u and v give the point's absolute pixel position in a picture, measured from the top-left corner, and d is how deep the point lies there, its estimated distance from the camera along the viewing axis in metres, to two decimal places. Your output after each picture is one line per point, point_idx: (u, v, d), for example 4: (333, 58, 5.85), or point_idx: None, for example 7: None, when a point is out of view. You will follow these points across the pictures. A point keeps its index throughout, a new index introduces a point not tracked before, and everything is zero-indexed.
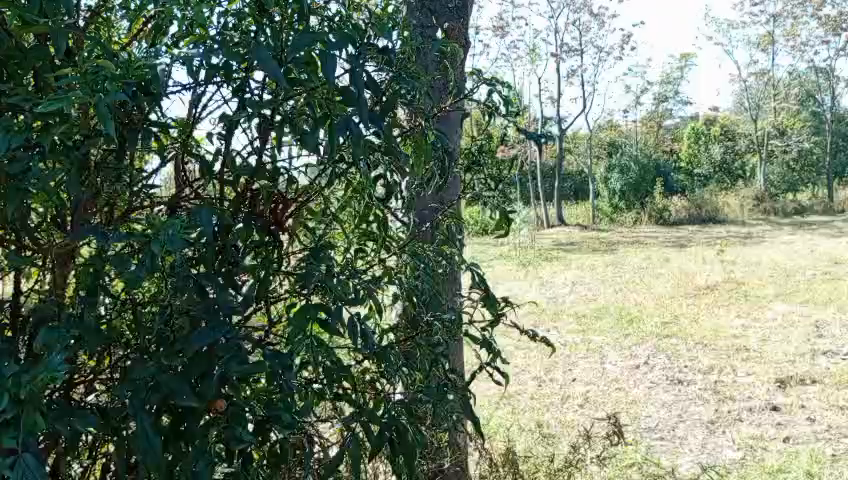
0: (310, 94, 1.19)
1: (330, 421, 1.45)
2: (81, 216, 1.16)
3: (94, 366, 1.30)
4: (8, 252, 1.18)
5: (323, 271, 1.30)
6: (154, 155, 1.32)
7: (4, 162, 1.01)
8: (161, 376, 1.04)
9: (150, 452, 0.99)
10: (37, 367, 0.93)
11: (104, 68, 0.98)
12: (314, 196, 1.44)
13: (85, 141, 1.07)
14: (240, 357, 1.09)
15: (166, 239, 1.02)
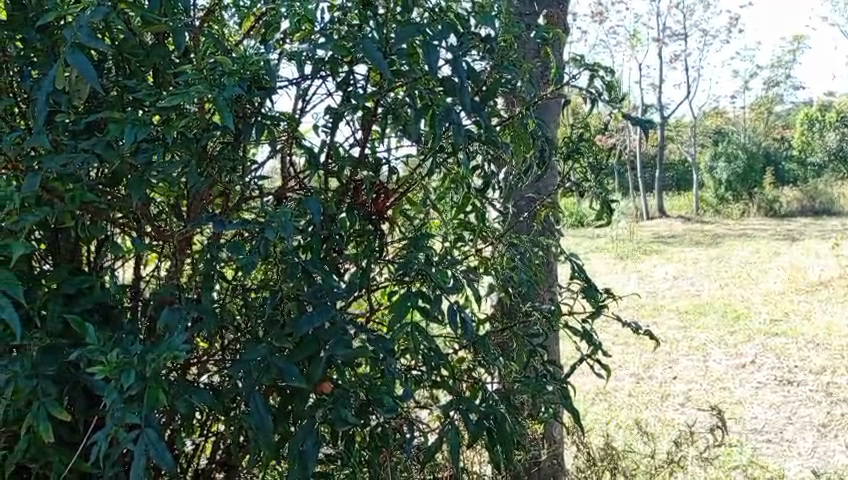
0: (415, 83, 1.20)
1: (429, 409, 1.47)
2: (198, 205, 1.28)
3: (207, 348, 1.37)
4: (132, 239, 1.27)
5: (423, 260, 1.31)
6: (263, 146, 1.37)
7: (130, 155, 1.09)
8: (271, 358, 1.11)
9: (262, 427, 1.09)
10: (160, 346, 0.99)
11: (221, 63, 1.05)
12: (413, 187, 1.46)
13: (207, 133, 1.13)
14: (344, 341, 1.14)
15: (280, 227, 1.08)
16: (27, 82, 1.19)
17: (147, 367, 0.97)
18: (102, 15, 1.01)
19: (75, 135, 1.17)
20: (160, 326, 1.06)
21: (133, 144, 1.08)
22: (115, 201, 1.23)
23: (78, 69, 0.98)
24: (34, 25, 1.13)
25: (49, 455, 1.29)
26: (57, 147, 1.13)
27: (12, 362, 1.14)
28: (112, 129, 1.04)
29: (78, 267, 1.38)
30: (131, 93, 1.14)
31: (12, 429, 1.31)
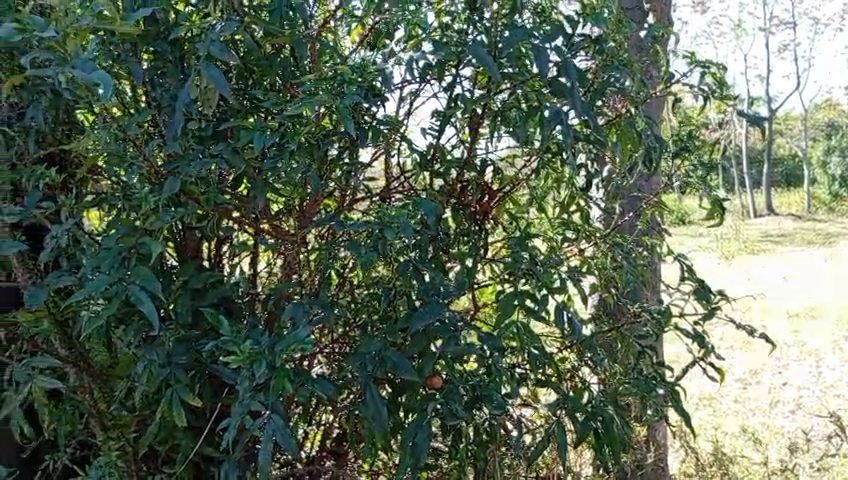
0: (523, 86, 1.22)
1: (533, 406, 1.48)
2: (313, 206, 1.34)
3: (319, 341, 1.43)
4: (255, 238, 1.35)
5: (528, 259, 1.33)
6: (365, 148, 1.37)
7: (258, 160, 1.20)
8: (386, 351, 1.17)
9: (377, 418, 1.14)
10: (286, 338, 1.09)
11: (342, 73, 1.15)
12: (518, 186, 1.47)
13: (326, 138, 1.20)
14: (456, 337, 1.19)
15: (400, 228, 1.16)
16: (156, 92, 1.28)
17: (276, 356, 1.08)
18: (232, 29, 1.09)
19: (204, 141, 1.25)
20: (286, 318, 1.18)
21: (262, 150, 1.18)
22: (241, 202, 1.32)
23: (213, 80, 1.08)
24: (168, 39, 1.21)
25: (177, 438, 1.40)
26: (190, 154, 1.23)
27: (149, 351, 1.25)
28: (243, 137, 1.13)
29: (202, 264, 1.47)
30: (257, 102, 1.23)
31: (144, 414, 1.42)
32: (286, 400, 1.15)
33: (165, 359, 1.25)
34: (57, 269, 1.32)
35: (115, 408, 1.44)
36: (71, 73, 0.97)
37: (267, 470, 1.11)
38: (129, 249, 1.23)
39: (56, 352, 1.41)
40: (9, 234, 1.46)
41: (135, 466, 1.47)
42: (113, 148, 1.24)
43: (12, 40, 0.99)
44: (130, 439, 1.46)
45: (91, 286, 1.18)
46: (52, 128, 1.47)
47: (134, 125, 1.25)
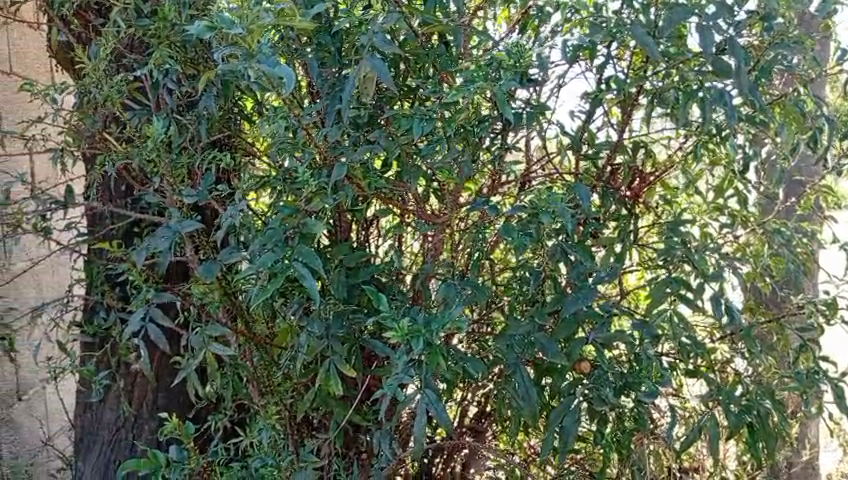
0: (681, 66, 1.21)
1: (680, 395, 1.46)
2: (454, 192, 1.41)
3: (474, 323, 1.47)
4: (414, 221, 1.45)
5: (683, 246, 1.30)
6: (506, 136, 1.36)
7: (419, 146, 1.29)
8: (536, 334, 1.21)
9: (527, 400, 1.19)
10: (441, 317, 1.16)
11: (499, 60, 1.20)
12: (671, 170, 1.42)
13: (480, 125, 1.27)
14: (608, 324, 1.21)
15: (557, 213, 1.17)
16: (319, 82, 1.33)
17: (433, 334, 1.14)
18: (393, 21, 1.19)
19: (360, 128, 1.35)
20: (439, 297, 1.26)
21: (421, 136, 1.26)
22: (396, 185, 1.39)
23: (377, 72, 1.17)
24: (331, 31, 1.29)
25: (331, 406, 1.49)
26: (353, 143, 1.34)
27: (310, 323, 1.34)
28: (404, 124, 1.23)
29: (353, 242, 1.55)
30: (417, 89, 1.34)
31: (301, 382, 1.52)
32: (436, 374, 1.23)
33: (323, 331, 1.34)
34: (228, 246, 1.44)
35: (275, 375, 1.56)
36: (259, 69, 1.07)
37: (422, 441, 1.19)
38: (292, 229, 1.32)
39: (224, 321, 1.55)
40: (184, 213, 1.61)
41: (292, 430, 1.59)
42: (288, 135, 1.34)
43: (201, 35, 1.09)
44: (287, 404, 1.57)
45: (261, 262, 1.27)
46: (221, 114, 1.60)
47: (309, 113, 1.36)
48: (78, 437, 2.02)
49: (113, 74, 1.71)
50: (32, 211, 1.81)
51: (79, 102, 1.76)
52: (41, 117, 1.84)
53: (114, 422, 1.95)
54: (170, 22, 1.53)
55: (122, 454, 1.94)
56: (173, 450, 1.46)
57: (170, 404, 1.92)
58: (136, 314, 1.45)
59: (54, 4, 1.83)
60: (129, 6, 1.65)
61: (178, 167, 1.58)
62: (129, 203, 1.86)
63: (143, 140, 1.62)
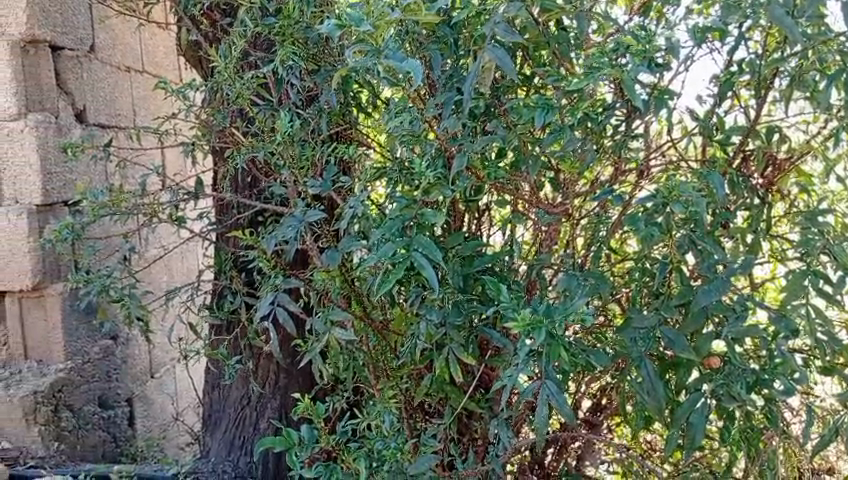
0: (821, 46, 1.12)
1: (815, 394, 1.38)
2: (569, 183, 1.42)
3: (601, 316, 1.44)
4: (536, 212, 1.44)
5: (823, 236, 1.22)
6: (634, 121, 1.31)
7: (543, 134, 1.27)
8: (663, 328, 1.21)
9: (653, 394, 1.20)
10: (567, 309, 1.16)
11: (630, 45, 1.17)
12: (808, 156, 1.34)
13: (606, 113, 1.26)
14: (742, 317, 1.17)
15: (690, 202, 1.13)
16: (438, 73, 1.34)
17: (556, 324, 1.14)
18: (515, 10, 1.17)
19: (476, 118, 1.36)
20: (560, 288, 1.28)
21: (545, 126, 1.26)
22: (513, 175, 1.38)
23: (500, 63, 1.16)
24: (451, 21, 1.27)
25: (447, 392, 1.53)
26: (473, 134, 1.35)
27: (429, 311, 1.38)
28: (526, 114, 1.23)
29: (467, 231, 1.55)
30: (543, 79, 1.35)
31: (417, 368, 1.56)
32: (556, 365, 1.23)
33: (442, 319, 1.38)
34: (350, 235, 1.50)
35: (393, 361, 1.60)
36: (387, 62, 1.15)
37: (545, 432, 1.19)
38: (409, 220, 1.32)
39: (343, 305, 1.59)
40: (308, 203, 1.68)
41: (408, 414, 1.62)
42: (407, 126, 1.36)
43: (334, 33, 1.18)
44: (403, 388, 1.60)
45: (381, 252, 1.30)
46: (340, 106, 1.67)
47: (432, 106, 1.36)
48: (206, 413, 2.15)
49: (242, 72, 1.81)
50: (167, 202, 1.94)
51: (209, 98, 1.87)
52: (175, 114, 1.97)
53: (239, 400, 2.08)
54: (295, 20, 1.62)
55: (246, 431, 2.05)
56: (305, 430, 1.50)
57: (290, 385, 2.02)
58: (265, 300, 1.56)
59: (185, 6, 1.95)
60: (254, 6, 1.73)
61: (302, 160, 1.64)
62: (254, 194, 1.96)
63: (269, 134, 1.72)
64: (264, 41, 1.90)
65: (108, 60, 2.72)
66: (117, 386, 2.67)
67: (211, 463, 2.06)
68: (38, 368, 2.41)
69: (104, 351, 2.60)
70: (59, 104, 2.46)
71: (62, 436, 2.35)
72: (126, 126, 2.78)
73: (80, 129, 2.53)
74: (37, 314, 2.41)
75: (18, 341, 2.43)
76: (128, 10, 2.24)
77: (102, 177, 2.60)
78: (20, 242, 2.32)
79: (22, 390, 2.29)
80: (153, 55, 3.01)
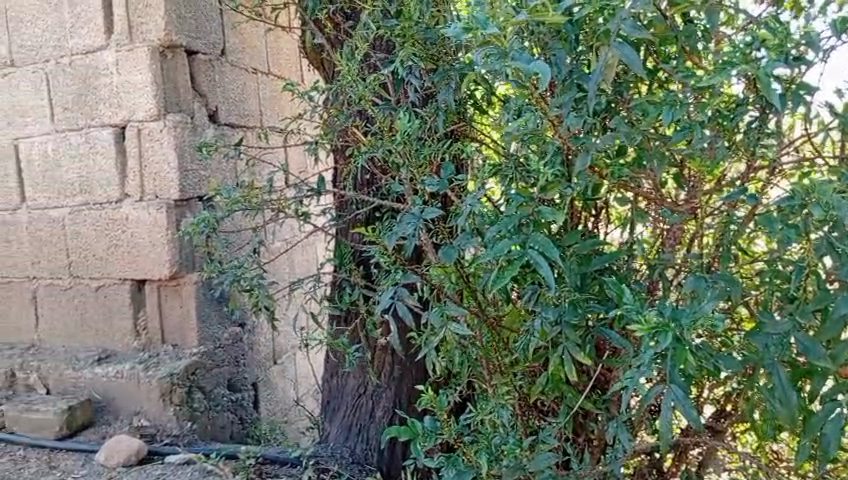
0: None
1: None
2: (692, 185, 1.40)
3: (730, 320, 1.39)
4: (661, 211, 1.42)
5: None
6: (769, 115, 1.25)
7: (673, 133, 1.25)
8: (799, 335, 1.16)
9: (786, 403, 1.16)
10: (695, 313, 1.15)
11: (765, 39, 1.14)
12: None
13: (737, 110, 1.23)
14: None
15: (833, 205, 1.07)
16: (557, 71, 1.30)
17: (682, 330, 1.13)
18: (643, 5, 1.14)
19: (598, 115, 1.34)
20: (688, 290, 1.26)
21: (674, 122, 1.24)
22: (636, 172, 1.35)
23: (626, 59, 1.14)
24: (572, 20, 1.24)
25: (562, 391, 1.52)
26: (596, 131, 1.33)
27: (544, 309, 1.37)
28: (655, 111, 1.22)
29: (584, 229, 1.51)
30: (668, 75, 1.32)
31: (532, 366, 1.56)
32: (681, 369, 1.20)
33: (557, 317, 1.36)
34: (466, 231, 1.51)
35: (506, 358, 1.61)
36: (513, 65, 1.21)
37: (670, 437, 1.18)
38: (526, 217, 1.33)
39: (458, 300, 1.62)
40: (426, 200, 1.71)
41: (524, 412, 1.62)
42: (527, 125, 1.34)
43: (461, 37, 1.27)
44: (518, 385, 1.61)
45: (497, 250, 1.30)
46: (457, 105, 1.70)
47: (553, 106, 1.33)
48: (325, 399, 2.26)
49: (364, 73, 1.87)
50: (293, 199, 2.05)
51: (332, 99, 1.96)
52: (300, 114, 2.07)
53: (356, 389, 2.17)
54: (416, 22, 1.69)
55: (362, 419, 2.14)
56: (427, 421, 1.59)
57: (404, 377, 2.09)
58: (386, 294, 1.62)
59: (310, 11, 2.04)
60: (377, 9, 1.80)
61: (422, 159, 1.69)
62: (373, 191, 2.05)
63: (389, 133, 1.77)
64: (385, 43, 1.96)
65: (238, 63, 2.89)
66: (244, 371, 2.83)
67: (329, 448, 2.15)
68: (175, 352, 2.60)
69: (233, 337, 2.76)
70: (194, 106, 2.63)
71: (195, 416, 2.54)
72: (254, 125, 2.94)
73: (212, 129, 2.70)
74: (174, 302, 2.60)
75: (156, 327, 2.63)
76: (257, 15, 2.36)
77: (232, 173, 2.77)
78: (159, 235, 2.52)
79: (160, 372, 2.49)
80: (278, 56, 3.15)
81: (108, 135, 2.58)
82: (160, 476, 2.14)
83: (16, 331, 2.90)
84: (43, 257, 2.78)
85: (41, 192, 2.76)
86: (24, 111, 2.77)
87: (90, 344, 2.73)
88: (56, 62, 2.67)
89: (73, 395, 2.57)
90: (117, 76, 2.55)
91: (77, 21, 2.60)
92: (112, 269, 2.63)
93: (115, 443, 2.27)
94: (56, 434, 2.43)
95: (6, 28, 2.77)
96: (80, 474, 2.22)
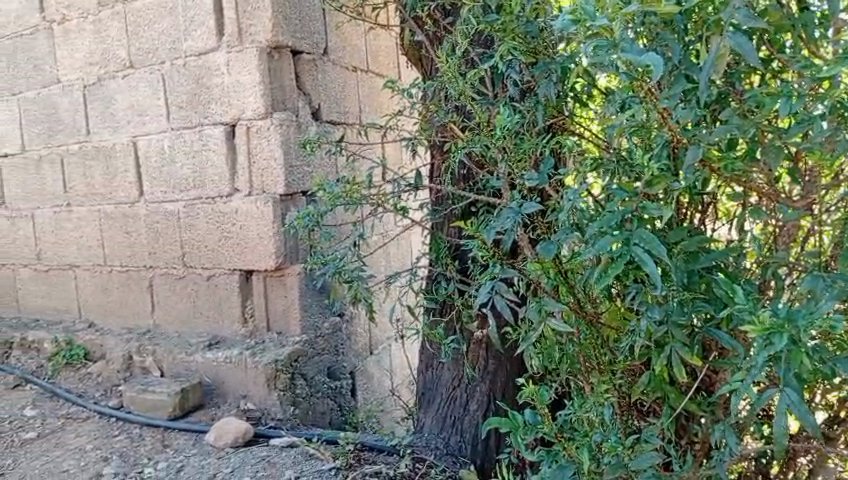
0: None
1: None
2: (807, 183, 1.35)
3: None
4: (775, 205, 1.38)
5: None
6: None
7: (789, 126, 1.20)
8: None
9: None
10: (812, 313, 1.10)
11: None
12: None
13: None
14: None
15: None
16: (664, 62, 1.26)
17: (799, 331, 1.08)
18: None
19: (708, 107, 1.30)
20: (804, 289, 1.21)
21: (790, 115, 1.20)
22: (750, 166, 1.31)
23: (740, 50, 1.10)
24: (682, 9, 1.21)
25: (665, 391, 1.49)
26: (706, 124, 1.30)
27: (649, 308, 1.35)
28: (769, 104, 1.18)
29: (690, 225, 1.47)
30: (784, 65, 1.27)
31: (634, 364, 1.54)
32: (795, 372, 1.16)
33: (663, 316, 1.34)
34: (566, 226, 1.48)
35: (606, 356, 1.59)
36: (623, 56, 1.20)
37: (784, 443, 1.13)
38: (630, 213, 1.30)
39: (557, 296, 1.60)
40: (525, 195, 1.72)
41: (625, 410, 1.60)
42: (634, 117, 1.33)
43: (568, 28, 1.28)
44: (619, 384, 1.59)
45: (600, 246, 1.28)
46: (557, 99, 1.68)
47: (660, 98, 1.30)
48: (419, 390, 2.30)
49: (464, 70, 1.89)
50: (392, 193, 2.09)
51: (431, 95, 1.99)
52: (400, 110, 2.12)
53: (450, 381, 2.20)
54: (516, 15, 1.67)
55: (456, 411, 2.17)
56: (528, 414, 1.60)
57: (501, 370, 2.11)
58: (484, 288, 1.62)
59: (411, 8, 2.08)
60: (477, 5, 1.81)
61: (522, 153, 1.69)
62: (470, 185, 2.06)
63: (488, 128, 1.78)
64: (486, 38, 1.97)
65: (340, 61, 2.97)
66: (342, 360, 2.91)
67: (425, 438, 2.19)
68: (279, 339, 2.73)
69: (332, 327, 2.85)
70: (298, 104, 2.73)
71: (297, 402, 2.64)
72: (354, 122, 3.03)
73: (316, 126, 2.80)
74: (279, 292, 2.72)
75: (262, 315, 2.76)
76: (360, 14, 2.43)
77: (332, 168, 2.86)
78: (266, 228, 2.64)
79: (265, 358, 2.61)
80: (376, 55, 3.22)
81: (219, 132, 2.72)
82: (265, 458, 2.24)
83: (133, 316, 3.11)
84: (159, 247, 2.97)
85: (158, 186, 2.95)
86: (143, 110, 2.96)
87: (202, 330, 2.90)
88: (171, 63, 2.84)
89: (185, 377, 2.73)
90: (227, 76, 2.68)
91: (191, 24, 2.75)
92: (222, 259, 2.78)
93: (223, 424, 2.40)
94: (170, 414, 2.58)
95: (126, 33, 2.97)
96: (191, 452, 2.36)
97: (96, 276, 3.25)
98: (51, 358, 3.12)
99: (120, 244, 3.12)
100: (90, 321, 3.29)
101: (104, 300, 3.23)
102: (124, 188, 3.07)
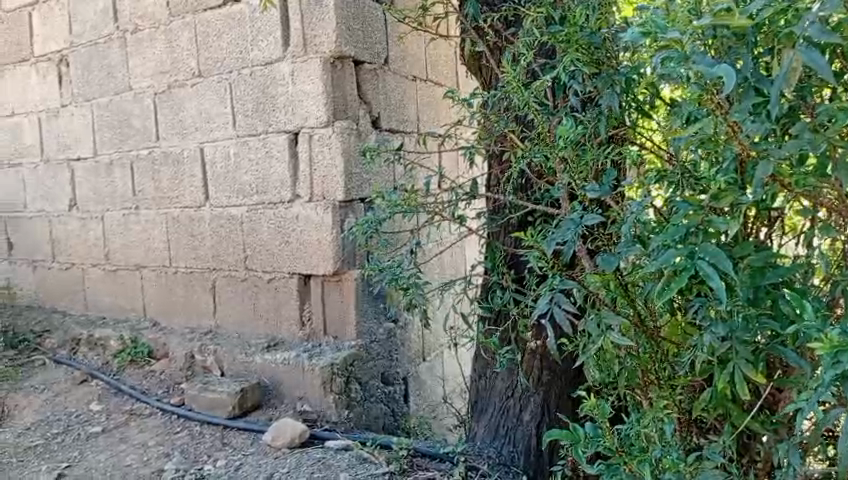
0: None
1: None
2: None
3: None
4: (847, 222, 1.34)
5: None
6: None
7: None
8: None
9: None
10: None
11: None
12: None
13: None
14: None
15: None
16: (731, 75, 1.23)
17: None
18: (833, 6, 1.07)
19: (778, 120, 1.27)
20: None
21: None
22: (821, 182, 1.27)
23: (813, 65, 1.06)
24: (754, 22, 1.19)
25: (727, 409, 1.46)
26: (776, 138, 1.27)
27: (713, 324, 1.34)
28: None
29: (755, 240, 1.45)
30: None
31: (695, 380, 1.52)
32: None
33: (727, 333, 1.32)
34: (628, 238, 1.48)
35: (667, 371, 1.57)
36: (694, 67, 1.20)
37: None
38: (695, 227, 1.29)
39: (616, 309, 1.59)
40: (586, 206, 1.72)
41: (684, 426, 1.58)
42: (701, 131, 1.31)
43: (638, 39, 1.33)
44: (679, 399, 1.58)
45: (663, 260, 1.27)
46: (619, 110, 1.67)
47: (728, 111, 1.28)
48: (473, 399, 2.31)
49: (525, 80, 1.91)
50: (450, 202, 2.12)
51: (492, 105, 2.01)
52: (461, 120, 2.14)
53: (504, 391, 2.20)
54: (580, 26, 1.67)
55: (510, 420, 2.17)
56: (588, 427, 1.61)
57: (556, 381, 2.12)
58: (543, 300, 1.61)
59: (473, 19, 2.10)
60: (540, 16, 1.82)
61: (584, 164, 1.69)
62: (528, 195, 2.07)
63: (549, 138, 1.78)
64: (549, 49, 1.98)
65: (400, 71, 3.02)
66: (396, 365, 2.94)
67: (478, 447, 2.19)
68: (335, 343, 2.77)
69: (387, 332, 2.89)
70: (359, 113, 2.78)
71: (352, 405, 2.68)
72: (412, 130, 3.07)
73: (375, 134, 2.85)
74: (336, 296, 2.77)
75: (319, 319, 2.82)
76: (422, 25, 2.47)
77: (391, 176, 2.91)
78: (326, 234, 2.70)
79: (322, 361, 2.66)
80: (435, 64, 3.26)
81: (283, 140, 2.80)
82: (321, 459, 2.28)
83: (196, 316, 3.21)
84: (221, 250, 3.07)
85: (222, 191, 3.04)
86: (210, 117, 3.06)
87: (261, 331, 2.97)
88: (238, 72, 2.93)
89: (244, 377, 2.80)
90: (291, 85, 2.75)
91: (258, 35, 2.84)
92: (282, 263, 2.85)
93: (281, 424, 2.45)
94: (229, 413, 2.65)
95: (196, 42, 3.08)
96: (249, 451, 2.43)
97: (161, 277, 3.36)
98: (117, 354, 3.25)
99: (185, 246, 3.23)
100: (155, 320, 3.41)
101: (168, 299, 3.34)
102: (190, 192, 3.18)
